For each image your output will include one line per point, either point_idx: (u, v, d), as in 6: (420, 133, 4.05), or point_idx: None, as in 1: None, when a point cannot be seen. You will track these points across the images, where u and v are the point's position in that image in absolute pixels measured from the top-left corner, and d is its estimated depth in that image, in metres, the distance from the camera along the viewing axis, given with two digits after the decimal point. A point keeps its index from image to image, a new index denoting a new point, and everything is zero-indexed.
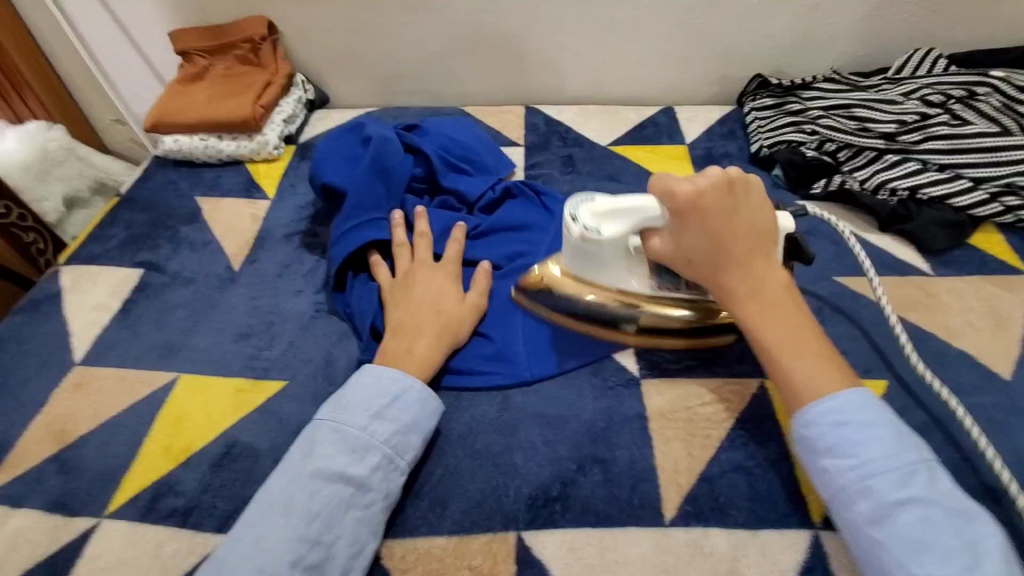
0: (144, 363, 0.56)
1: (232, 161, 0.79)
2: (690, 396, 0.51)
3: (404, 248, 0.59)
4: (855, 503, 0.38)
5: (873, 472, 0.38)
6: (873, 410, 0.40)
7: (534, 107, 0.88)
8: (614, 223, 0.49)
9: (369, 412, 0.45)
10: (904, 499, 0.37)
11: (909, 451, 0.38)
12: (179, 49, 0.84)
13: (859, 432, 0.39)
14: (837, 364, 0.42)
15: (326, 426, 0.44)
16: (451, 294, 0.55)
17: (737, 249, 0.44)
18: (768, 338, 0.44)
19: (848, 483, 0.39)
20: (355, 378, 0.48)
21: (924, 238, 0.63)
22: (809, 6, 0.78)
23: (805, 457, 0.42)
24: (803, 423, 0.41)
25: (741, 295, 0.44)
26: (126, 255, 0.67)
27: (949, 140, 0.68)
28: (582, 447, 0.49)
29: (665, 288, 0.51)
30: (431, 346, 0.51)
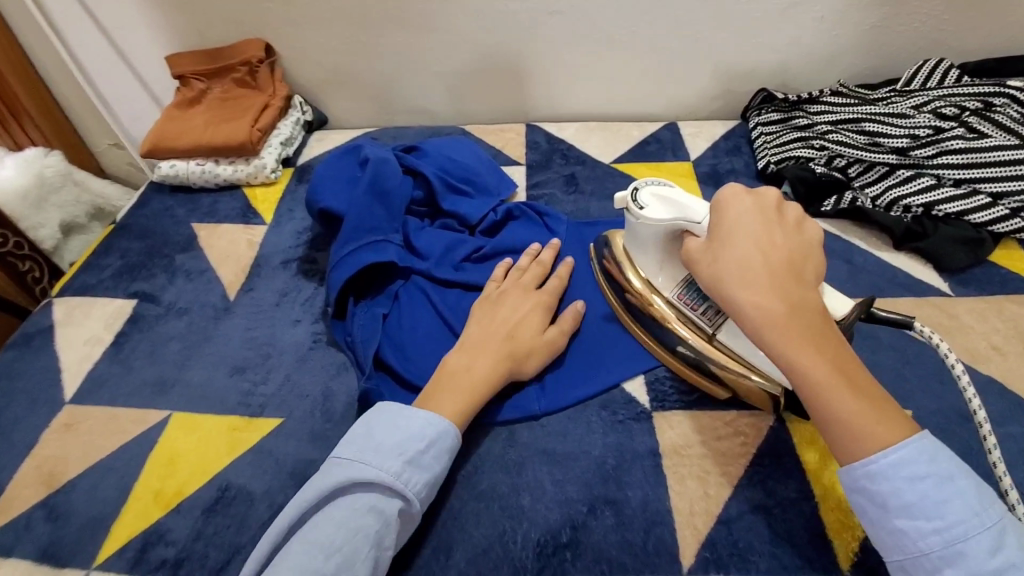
0: (137, 401, 0.54)
1: (230, 186, 0.78)
2: (704, 430, 0.49)
3: (516, 271, 0.58)
4: (941, 569, 0.34)
5: (963, 534, 0.34)
6: (947, 458, 0.36)
7: (535, 124, 0.87)
8: (662, 211, 0.49)
9: (403, 457, 0.43)
10: (1000, 566, 0.33)
11: (990, 506, 0.35)
12: (176, 72, 0.83)
13: (941, 489, 0.35)
14: (893, 412, 0.37)
15: (357, 466, 0.42)
16: (535, 321, 0.53)
17: (781, 271, 0.41)
18: (818, 373, 0.37)
19: (932, 549, 0.34)
20: (389, 415, 0.45)
21: (942, 257, 0.61)
22: (815, 19, 0.76)
23: (871, 515, 0.36)
24: (867, 472, 0.36)
25: (785, 320, 0.38)
26: (121, 285, 0.65)
27: (964, 155, 0.65)
28: (592, 487, 0.46)
29: (685, 301, 0.50)
30: (494, 368, 0.49)
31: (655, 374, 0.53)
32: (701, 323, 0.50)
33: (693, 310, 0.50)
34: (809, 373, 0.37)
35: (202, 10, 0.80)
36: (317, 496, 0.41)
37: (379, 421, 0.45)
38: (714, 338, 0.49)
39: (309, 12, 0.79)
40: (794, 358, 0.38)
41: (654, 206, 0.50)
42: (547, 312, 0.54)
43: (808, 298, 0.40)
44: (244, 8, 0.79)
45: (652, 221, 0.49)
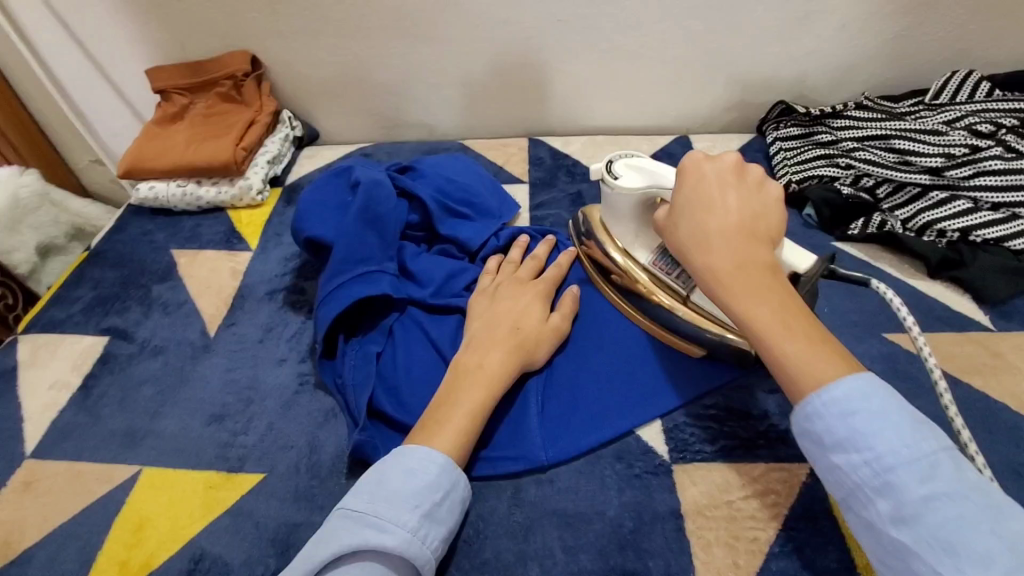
0: (103, 455, 0.49)
1: (214, 208, 0.73)
2: (730, 487, 0.44)
3: (508, 263, 0.57)
4: (873, 501, 0.33)
5: (893, 465, 0.33)
6: (883, 395, 0.35)
7: (539, 139, 0.82)
8: (635, 179, 0.49)
9: (420, 510, 0.39)
10: (930, 493, 0.32)
11: (928, 439, 0.33)
12: (156, 87, 0.78)
13: (872, 422, 0.34)
14: (839, 357, 0.37)
15: (370, 524, 0.38)
16: (536, 311, 0.51)
17: (729, 228, 0.41)
18: (758, 323, 0.38)
19: (863, 480, 0.34)
20: (397, 460, 0.41)
21: (982, 287, 0.57)
22: (835, 27, 0.72)
23: (812, 453, 0.37)
24: (804, 414, 0.36)
25: (728, 276, 0.40)
26: (92, 320, 0.60)
27: (1003, 176, 0.61)
28: (608, 555, 0.41)
29: (659, 266, 0.51)
30: (507, 360, 0.47)
31: (674, 421, 0.48)
32: (676, 286, 0.50)
33: (669, 275, 0.50)
34: (749, 325, 0.39)
35: (184, 20, 0.75)
36: (322, 564, 0.37)
37: (387, 468, 0.41)
38: (688, 299, 0.49)
39: (298, 22, 0.74)
40: (738, 312, 0.39)
41: (628, 175, 0.50)
42: (545, 300, 0.53)
43: (757, 254, 0.41)
44: (228, 18, 0.74)
45: (627, 189, 0.49)
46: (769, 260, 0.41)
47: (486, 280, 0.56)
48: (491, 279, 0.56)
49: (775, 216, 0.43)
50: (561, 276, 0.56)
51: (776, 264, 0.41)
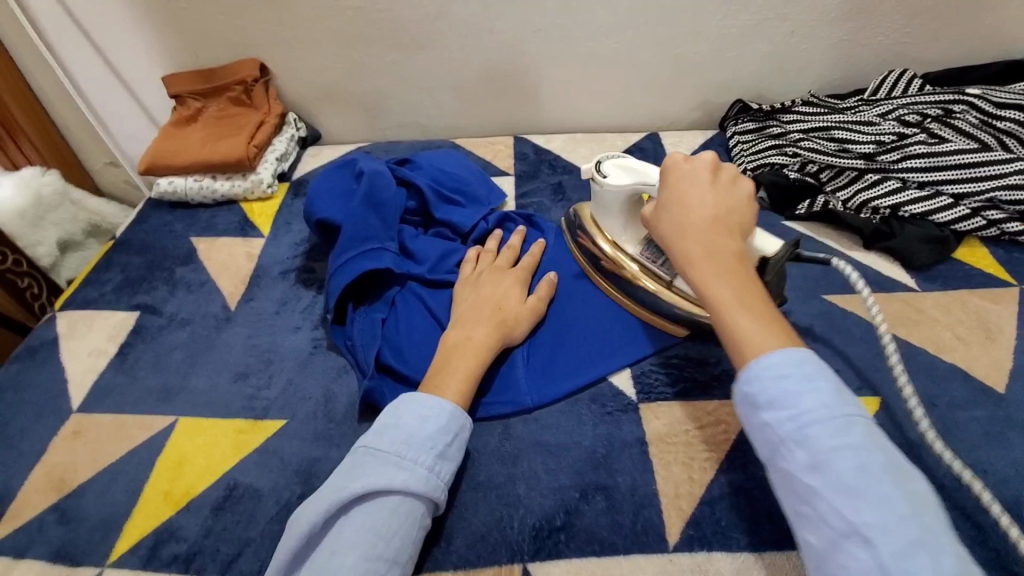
0: (144, 408, 0.56)
1: (227, 201, 0.81)
2: (688, 419, 0.52)
3: (484, 255, 0.64)
4: (792, 453, 0.36)
5: (813, 420, 0.36)
6: (814, 364, 0.38)
7: (523, 137, 0.91)
8: (622, 177, 0.57)
9: (434, 451, 0.45)
10: (843, 446, 0.34)
11: (848, 405, 0.36)
12: (173, 92, 0.86)
13: (800, 383, 0.37)
14: (784, 329, 0.40)
15: (393, 463, 0.44)
16: (515, 295, 0.58)
17: (703, 217, 0.46)
18: (716, 296, 0.42)
19: (787, 434, 0.36)
20: (411, 407, 0.47)
21: (909, 254, 0.65)
22: (784, 33, 0.81)
23: (744, 414, 0.39)
24: (745, 374, 0.39)
25: (697, 257, 0.45)
26: (123, 298, 0.67)
27: (925, 159, 0.69)
28: (583, 475, 0.49)
29: (646, 256, 0.57)
30: (489, 335, 0.54)
31: (641, 368, 0.56)
32: (660, 273, 0.56)
33: (653, 262, 0.56)
34: (710, 297, 0.43)
35: (200, 32, 0.83)
36: (352, 499, 0.42)
37: (403, 414, 0.47)
38: (671, 284, 0.55)
39: (305, 33, 0.82)
40: (700, 286, 0.44)
41: (615, 173, 0.57)
42: (523, 286, 0.60)
43: (726, 242, 0.45)
44: (241, 30, 0.82)
45: (615, 186, 0.56)
46: (735, 249, 0.45)
47: (466, 269, 0.62)
48: (472, 268, 0.63)
49: (746, 218, 0.48)
50: (535, 265, 0.63)
51: (741, 252, 0.45)
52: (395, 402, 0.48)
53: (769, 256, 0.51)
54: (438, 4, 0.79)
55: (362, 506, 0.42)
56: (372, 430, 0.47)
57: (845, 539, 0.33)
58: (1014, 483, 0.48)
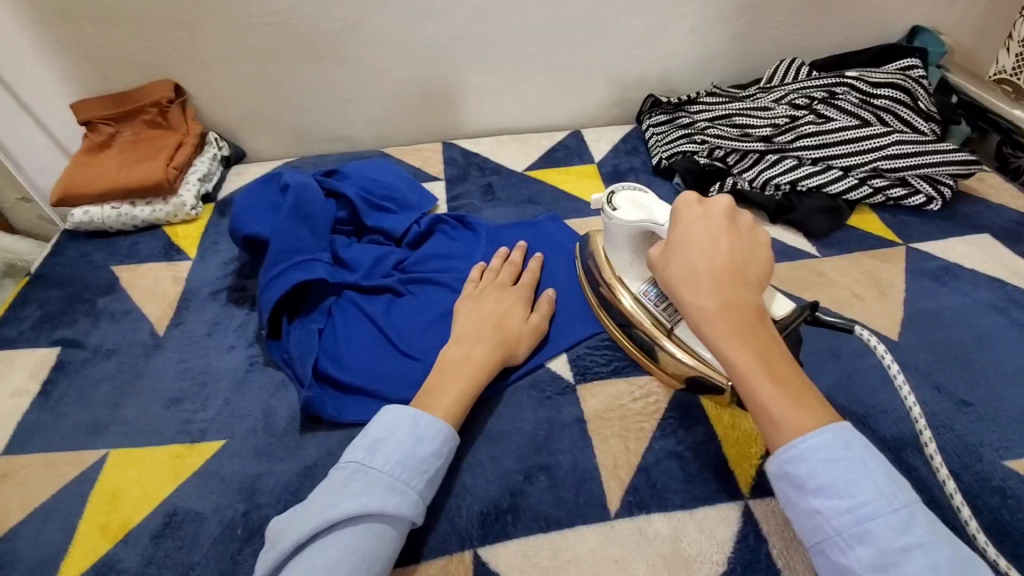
0: (72, 444, 0.54)
1: (149, 226, 0.78)
2: (622, 394, 0.55)
3: (489, 270, 0.63)
4: (853, 548, 0.36)
5: (873, 514, 0.36)
6: (864, 449, 0.38)
7: (452, 142, 0.92)
8: (633, 213, 0.54)
9: (427, 475, 0.45)
10: (909, 546, 0.35)
11: (902, 493, 0.37)
12: (81, 118, 0.82)
13: (856, 474, 0.37)
14: (818, 397, 0.40)
15: (385, 485, 0.43)
16: (517, 312, 0.58)
17: (721, 272, 0.45)
18: (743, 365, 0.41)
19: (844, 527, 0.36)
20: (409, 427, 0.46)
21: (808, 225, 0.71)
22: (686, 30, 0.87)
23: (790, 497, 0.38)
24: (783, 451, 0.39)
25: (716, 317, 0.43)
26: (42, 335, 0.64)
27: (816, 136, 0.76)
28: (527, 457, 0.51)
29: (649, 297, 0.55)
30: (490, 354, 0.53)
31: (577, 352, 0.59)
32: (661, 318, 0.53)
33: (657, 307, 0.54)
34: (730, 360, 0.41)
35: (106, 55, 0.81)
36: (339, 519, 0.41)
37: (397, 431, 0.46)
38: (671, 332, 0.53)
39: (220, 51, 0.81)
40: (721, 350, 0.42)
41: (627, 207, 0.55)
42: (526, 303, 0.59)
43: (747, 299, 0.44)
44: (151, 51, 0.80)
45: (625, 221, 0.54)
46: (758, 310, 0.44)
47: (469, 287, 0.61)
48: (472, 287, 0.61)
49: (763, 265, 0.47)
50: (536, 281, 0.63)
51: (761, 309, 0.44)
52: (389, 414, 0.47)
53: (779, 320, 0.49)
54: (354, 17, 0.80)
55: (348, 526, 0.41)
56: (363, 444, 0.46)
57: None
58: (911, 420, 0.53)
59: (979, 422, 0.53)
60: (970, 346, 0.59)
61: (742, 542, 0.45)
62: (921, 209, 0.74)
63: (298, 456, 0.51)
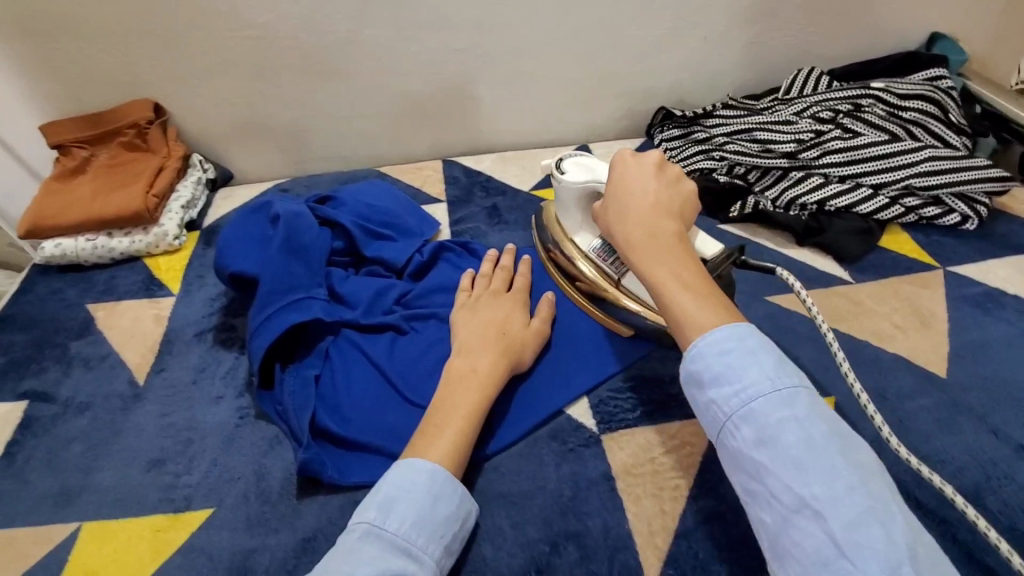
0: (38, 517, 0.48)
1: (128, 259, 0.72)
2: (652, 445, 0.50)
3: (481, 277, 0.59)
4: (739, 429, 0.35)
5: (757, 394, 0.35)
6: (757, 336, 0.37)
7: (452, 160, 0.87)
8: (580, 175, 0.55)
9: (444, 540, 0.41)
10: (788, 418, 0.34)
11: (790, 375, 0.36)
12: (52, 142, 0.76)
13: (743, 358, 0.36)
14: (727, 305, 0.40)
15: (404, 553, 0.38)
16: (518, 317, 0.55)
17: (648, 204, 0.45)
18: (662, 283, 0.40)
19: (732, 410, 0.36)
20: (426, 483, 0.41)
21: (839, 248, 0.66)
22: (697, 40, 0.82)
23: (691, 392, 0.38)
24: (690, 356, 0.38)
25: (640, 243, 0.43)
26: (7, 387, 0.58)
27: (844, 153, 0.71)
28: (552, 524, 0.45)
29: (598, 255, 0.56)
30: (496, 363, 0.50)
31: (599, 397, 0.54)
32: (609, 271, 0.55)
33: (603, 261, 0.56)
34: (649, 278, 0.41)
35: (78, 72, 0.75)
36: None
37: (414, 486, 0.41)
38: (619, 283, 0.55)
39: (203, 67, 0.76)
40: (641, 271, 0.42)
41: (573, 171, 0.56)
42: (525, 309, 0.57)
43: (667, 224, 0.44)
44: (126, 68, 0.75)
45: (573, 183, 0.55)
46: (678, 232, 0.44)
47: (461, 297, 0.58)
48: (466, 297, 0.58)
49: (689, 197, 0.47)
50: (528, 285, 0.60)
51: (684, 236, 0.44)
52: (403, 465, 0.42)
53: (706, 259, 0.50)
54: (347, 29, 0.75)
55: None
56: (375, 501, 0.40)
57: (795, 513, 0.32)
58: (970, 470, 0.49)
59: None
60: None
61: None
62: (955, 228, 0.70)
63: (295, 527, 0.46)
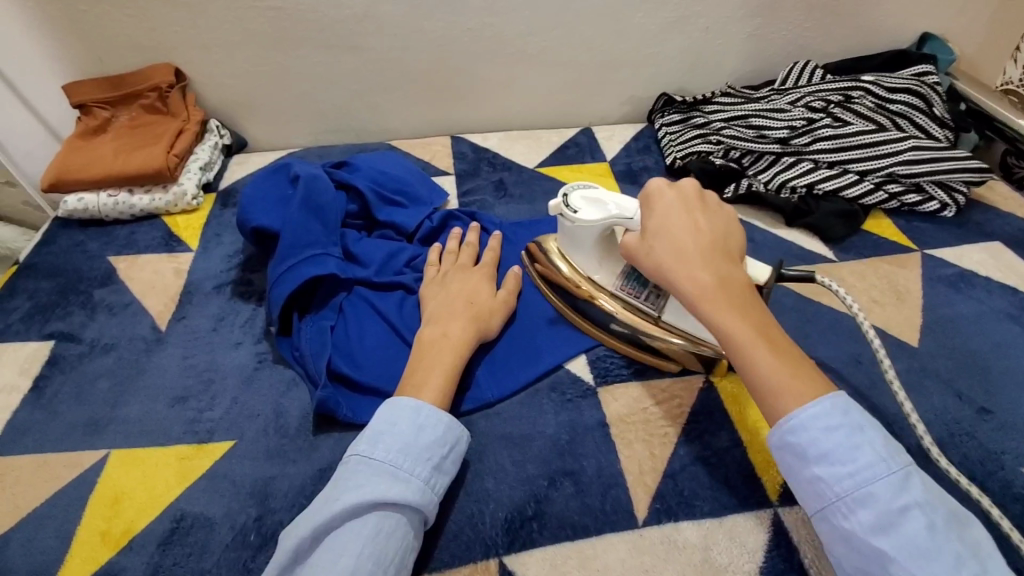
0: (67, 444, 0.51)
1: (147, 216, 0.75)
2: (645, 398, 0.54)
3: (449, 252, 0.62)
4: (854, 512, 0.37)
5: (871, 478, 0.37)
6: (858, 412, 0.39)
7: (460, 136, 0.90)
8: (593, 213, 0.55)
9: (431, 463, 0.44)
10: (908, 505, 0.36)
11: (899, 457, 0.37)
12: (75, 101, 0.79)
13: (853, 440, 0.38)
14: (809, 370, 0.41)
15: (388, 473, 0.42)
16: (485, 288, 0.58)
17: (706, 245, 0.47)
18: (737, 331, 0.42)
19: (846, 492, 0.37)
20: (408, 416, 0.45)
21: (826, 229, 0.71)
22: (700, 29, 0.86)
23: (793, 466, 0.39)
24: (788, 427, 0.39)
25: (710, 288, 0.44)
26: (33, 328, 0.61)
27: (833, 140, 0.76)
28: (550, 462, 0.49)
29: (627, 290, 0.55)
30: (466, 330, 0.53)
31: (596, 353, 0.57)
32: (647, 308, 0.54)
33: (638, 298, 0.55)
34: (729, 334, 0.42)
35: (101, 34, 0.77)
36: (345, 511, 0.40)
37: (397, 420, 0.45)
38: (659, 319, 0.54)
39: (222, 35, 0.78)
40: (712, 317, 0.44)
41: (586, 208, 0.55)
42: (492, 280, 0.59)
43: (730, 269, 0.46)
44: (148, 32, 0.77)
45: (586, 223, 0.55)
46: (745, 282, 0.46)
47: (431, 271, 0.61)
48: (436, 268, 0.61)
49: (734, 234, 0.50)
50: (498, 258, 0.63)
51: (746, 280, 0.46)
52: (387, 404, 0.46)
53: (764, 284, 0.50)
54: (365, 5, 0.78)
55: (357, 518, 0.40)
56: (365, 436, 0.44)
57: None
58: (932, 426, 0.53)
59: (999, 429, 0.53)
60: (988, 354, 0.59)
61: (773, 551, 0.44)
62: (934, 216, 0.75)
63: (312, 458, 0.49)
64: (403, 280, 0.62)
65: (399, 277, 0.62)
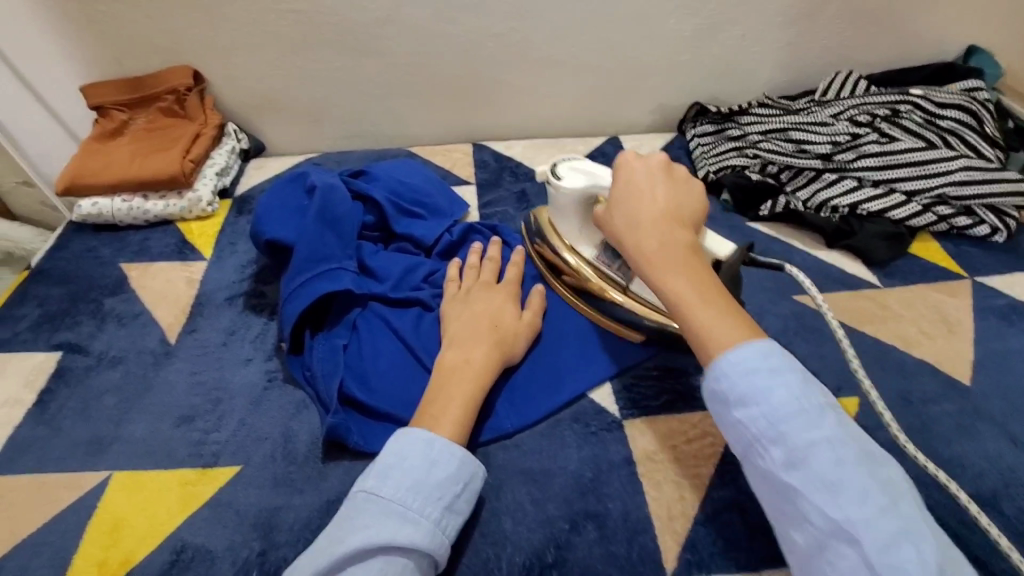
0: (69, 464, 0.49)
1: (161, 222, 0.73)
2: (674, 434, 0.50)
3: (469, 268, 0.59)
4: (768, 450, 0.36)
5: (785, 416, 0.36)
6: (780, 355, 0.38)
7: (482, 143, 0.87)
8: (577, 179, 0.53)
9: (442, 502, 0.41)
10: (818, 440, 0.35)
11: (814, 393, 0.37)
12: (93, 103, 0.78)
13: (768, 379, 0.37)
14: (751, 326, 0.40)
15: (396, 514, 0.39)
16: (509, 310, 0.55)
17: (659, 211, 0.46)
18: (677, 292, 0.41)
19: (761, 432, 0.36)
20: (420, 450, 0.42)
21: (870, 251, 0.66)
22: (736, 37, 0.82)
23: (717, 410, 0.39)
24: (714, 376, 0.38)
25: (654, 252, 0.44)
26: (42, 338, 0.60)
27: (880, 157, 0.71)
28: (572, 503, 0.46)
29: (602, 260, 0.54)
30: (489, 356, 0.50)
31: (624, 382, 0.54)
32: (616, 277, 0.54)
33: (609, 267, 0.54)
34: (670, 295, 0.42)
35: (120, 36, 0.76)
36: (348, 556, 0.37)
37: (408, 454, 0.42)
38: (627, 289, 0.53)
39: (241, 37, 0.76)
40: (656, 280, 0.43)
41: (570, 175, 0.54)
42: (515, 301, 0.56)
43: (679, 233, 0.44)
44: (167, 35, 0.75)
45: (568, 188, 0.53)
46: (693, 245, 0.44)
47: (452, 289, 0.58)
48: (457, 285, 0.58)
49: (698, 206, 0.48)
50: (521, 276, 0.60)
51: (696, 245, 0.45)
52: (398, 434, 0.43)
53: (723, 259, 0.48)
54: (387, 8, 0.75)
55: (361, 564, 0.37)
56: (373, 470, 0.42)
57: (831, 537, 0.33)
58: (987, 476, 0.49)
59: None
60: None
61: None
62: (987, 240, 0.69)
63: (320, 489, 0.47)
64: (422, 296, 0.59)
65: (417, 293, 0.59)
